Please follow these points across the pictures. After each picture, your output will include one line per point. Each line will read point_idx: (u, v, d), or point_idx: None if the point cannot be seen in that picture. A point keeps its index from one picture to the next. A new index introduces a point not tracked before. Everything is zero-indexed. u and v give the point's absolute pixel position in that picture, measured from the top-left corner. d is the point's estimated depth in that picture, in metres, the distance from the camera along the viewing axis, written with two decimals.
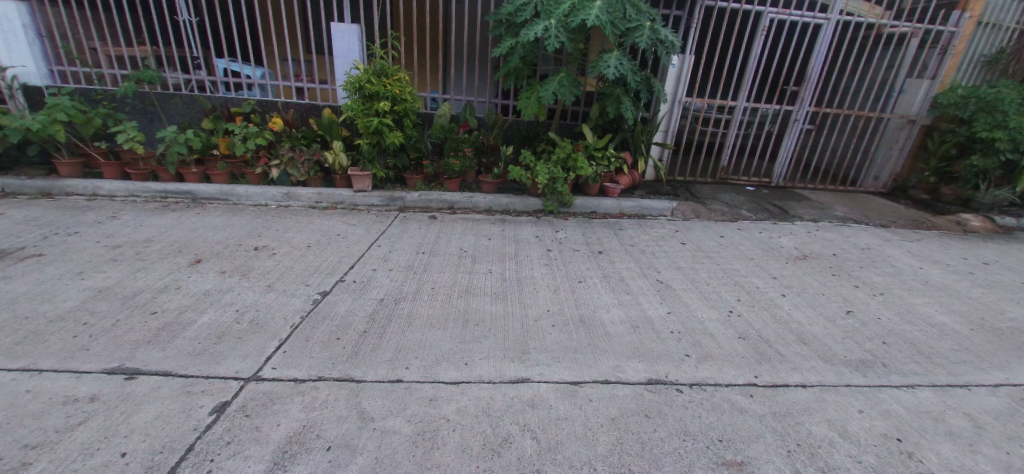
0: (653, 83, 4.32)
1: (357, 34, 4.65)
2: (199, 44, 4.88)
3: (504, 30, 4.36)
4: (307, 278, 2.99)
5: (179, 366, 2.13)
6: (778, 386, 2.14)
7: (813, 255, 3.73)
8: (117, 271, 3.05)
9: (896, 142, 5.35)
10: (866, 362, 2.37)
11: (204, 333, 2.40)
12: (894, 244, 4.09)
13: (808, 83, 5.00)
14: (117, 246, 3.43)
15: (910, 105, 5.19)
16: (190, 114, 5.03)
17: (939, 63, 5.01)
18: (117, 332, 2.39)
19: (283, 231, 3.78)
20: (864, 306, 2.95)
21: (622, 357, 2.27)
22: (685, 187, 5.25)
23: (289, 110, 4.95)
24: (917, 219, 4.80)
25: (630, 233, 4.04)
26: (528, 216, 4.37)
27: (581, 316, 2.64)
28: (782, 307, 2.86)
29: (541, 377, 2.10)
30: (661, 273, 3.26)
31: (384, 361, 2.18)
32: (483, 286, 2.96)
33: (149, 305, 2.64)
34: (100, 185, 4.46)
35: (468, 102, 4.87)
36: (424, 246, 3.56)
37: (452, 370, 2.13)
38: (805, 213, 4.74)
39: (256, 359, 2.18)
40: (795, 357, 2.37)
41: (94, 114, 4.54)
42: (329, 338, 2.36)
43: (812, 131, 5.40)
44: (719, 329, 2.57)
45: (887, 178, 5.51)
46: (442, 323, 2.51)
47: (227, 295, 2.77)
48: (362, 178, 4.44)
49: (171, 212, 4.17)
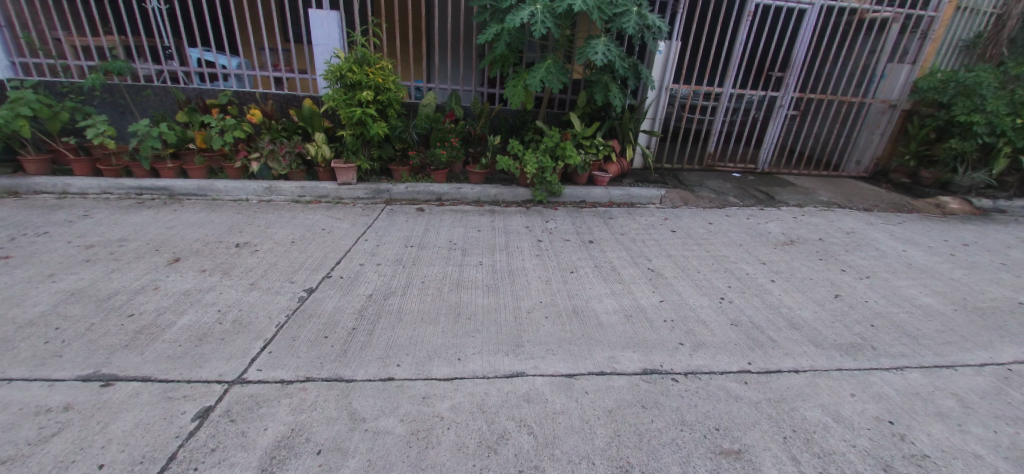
0: (641, 69, 4.27)
1: (336, 21, 4.49)
2: (170, 34, 4.68)
3: (488, 16, 4.24)
4: (291, 275, 2.90)
5: (159, 371, 2.05)
6: (772, 372, 2.14)
7: (800, 240, 3.75)
8: (90, 273, 2.92)
9: (878, 126, 5.41)
10: (856, 345, 2.39)
11: (185, 335, 2.31)
12: (878, 228, 4.14)
13: (792, 69, 5.01)
14: (89, 246, 3.29)
15: (892, 89, 5.24)
16: (163, 106, 4.84)
17: (920, 48, 5.05)
18: (91, 337, 2.29)
19: (265, 227, 3.67)
20: (851, 289, 2.98)
21: (617, 347, 2.25)
22: (672, 174, 5.24)
23: (267, 101, 4.78)
24: (899, 202, 4.88)
25: (620, 222, 4.01)
26: (517, 206, 4.32)
27: (574, 306, 2.61)
28: (772, 293, 2.87)
29: (535, 371, 2.07)
30: (652, 261, 3.25)
31: (375, 358, 2.13)
32: (474, 278, 2.91)
33: (125, 308, 2.53)
34: (69, 182, 4.27)
35: (453, 91, 4.77)
36: (413, 239, 3.48)
37: (445, 366, 2.09)
38: (790, 198, 4.78)
39: (241, 361, 2.11)
40: (787, 342, 2.37)
41: (61, 108, 4.34)
42: (316, 337, 2.29)
43: (797, 117, 5.43)
44: (711, 316, 2.57)
45: (868, 162, 5.58)
46: (433, 318, 2.46)
47: (209, 294, 2.67)
48: (346, 171, 4.33)
49: (146, 209, 4.02)
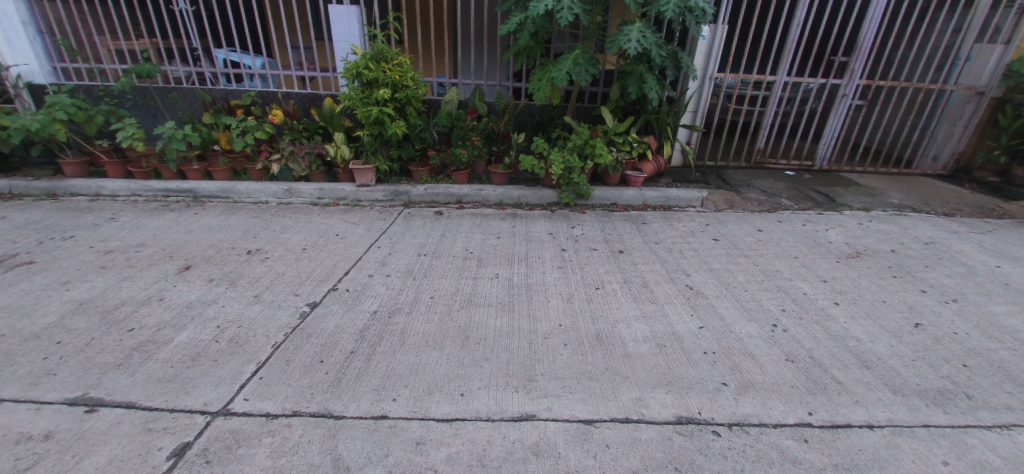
0: (681, 58, 3.85)
1: (356, 15, 4.30)
2: (196, 34, 4.61)
3: (513, 5, 3.93)
4: (296, 287, 2.74)
5: (145, 396, 1.91)
6: (839, 427, 1.79)
7: (868, 253, 3.27)
8: (102, 280, 2.86)
9: (961, 117, 4.70)
10: (943, 393, 2.00)
11: (179, 354, 2.17)
12: (963, 237, 3.57)
13: (859, 53, 4.41)
14: (108, 251, 3.27)
15: (980, 74, 4.53)
16: (191, 108, 4.85)
17: (1016, 25, 4.33)
18: (88, 353, 2.18)
19: (280, 232, 3.56)
20: (935, 318, 2.54)
21: (646, 386, 1.94)
22: (716, 173, 4.75)
23: (289, 101, 4.68)
24: (987, 205, 4.23)
25: (655, 228, 3.63)
26: (542, 210, 4.01)
27: (598, 332, 2.30)
28: (836, 321, 2.47)
29: (548, 414, 1.79)
30: (691, 277, 2.87)
31: (369, 391, 1.91)
32: (488, 294, 2.65)
33: (126, 321, 2.43)
34: (102, 184, 4.33)
35: (476, 86, 4.50)
36: (427, 247, 3.26)
37: (445, 403, 1.85)
38: (854, 200, 4.23)
39: (229, 388, 1.95)
40: (857, 387, 2.01)
41: (95, 111, 4.38)
42: (311, 362, 2.10)
43: (863, 108, 4.81)
44: (761, 348, 2.22)
45: (947, 157, 4.88)
46: (439, 341, 2.23)
47: (211, 308, 2.55)
48: (365, 172, 4.14)
49: (169, 212, 4.00)
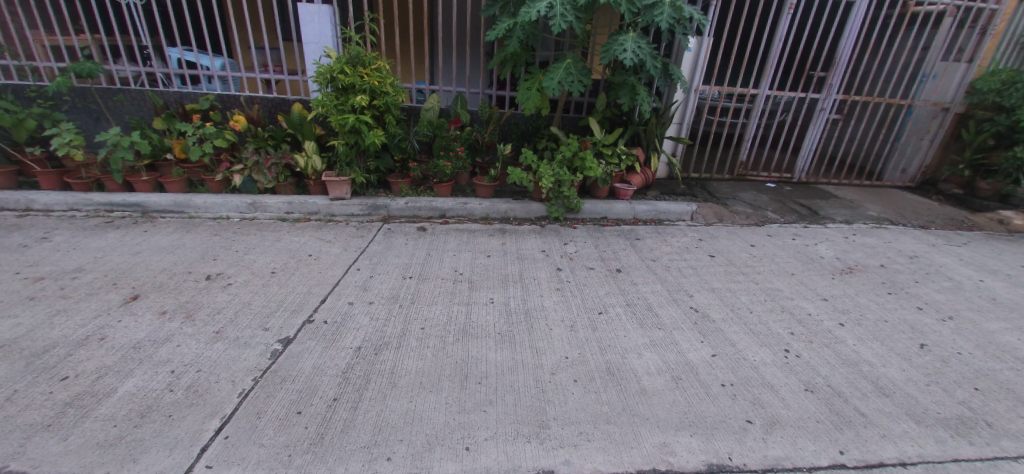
0: (671, 69, 3.76)
1: (328, 15, 4.00)
2: (146, 31, 4.15)
3: (498, 10, 3.72)
4: (265, 320, 2.42)
5: (81, 467, 1.58)
6: (873, 466, 1.68)
7: (859, 268, 3.26)
8: (30, 315, 2.44)
9: (928, 131, 4.87)
10: (964, 421, 1.93)
11: (126, 408, 1.84)
12: (942, 250, 3.63)
13: (837, 68, 4.49)
14: (38, 278, 2.82)
15: (946, 90, 4.71)
16: (140, 112, 4.38)
17: (979, 45, 4.53)
18: (7, 412, 1.80)
19: (244, 253, 3.20)
20: (938, 337, 2.51)
21: (669, 429, 1.78)
22: (701, 185, 4.71)
23: (253, 106, 4.30)
24: (956, 217, 4.37)
25: (648, 244, 3.51)
26: (531, 224, 3.82)
27: (608, 365, 2.12)
28: (846, 344, 2.40)
29: (567, 468, 1.60)
30: (694, 298, 2.75)
31: (360, 447, 1.66)
32: (485, 323, 2.43)
33: (59, 367, 2.05)
34: (34, 197, 3.82)
35: (458, 93, 4.26)
36: (412, 268, 3.00)
37: (449, 460, 1.62)
38: (836, 213, 4.26)
39: (187, 452, 1.64)
40: (882, 418, 1.92)
41: (25, 114, 3.87)
42: (287, 414, 1.82)
43: (839, 122, 4.90)
44: (778, 378, 2.11)
45: (915, 170, 5.05)
46: (434, 382, 1.99)
47: (164, 349, 2.20)
48: (339, 185, 3.83)
49: (113, 230, 3.55)
